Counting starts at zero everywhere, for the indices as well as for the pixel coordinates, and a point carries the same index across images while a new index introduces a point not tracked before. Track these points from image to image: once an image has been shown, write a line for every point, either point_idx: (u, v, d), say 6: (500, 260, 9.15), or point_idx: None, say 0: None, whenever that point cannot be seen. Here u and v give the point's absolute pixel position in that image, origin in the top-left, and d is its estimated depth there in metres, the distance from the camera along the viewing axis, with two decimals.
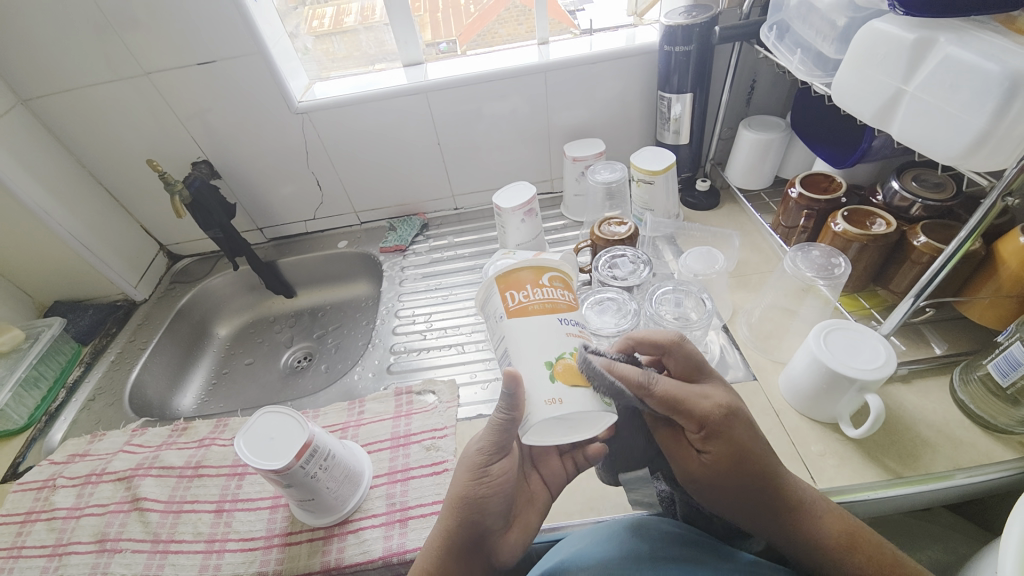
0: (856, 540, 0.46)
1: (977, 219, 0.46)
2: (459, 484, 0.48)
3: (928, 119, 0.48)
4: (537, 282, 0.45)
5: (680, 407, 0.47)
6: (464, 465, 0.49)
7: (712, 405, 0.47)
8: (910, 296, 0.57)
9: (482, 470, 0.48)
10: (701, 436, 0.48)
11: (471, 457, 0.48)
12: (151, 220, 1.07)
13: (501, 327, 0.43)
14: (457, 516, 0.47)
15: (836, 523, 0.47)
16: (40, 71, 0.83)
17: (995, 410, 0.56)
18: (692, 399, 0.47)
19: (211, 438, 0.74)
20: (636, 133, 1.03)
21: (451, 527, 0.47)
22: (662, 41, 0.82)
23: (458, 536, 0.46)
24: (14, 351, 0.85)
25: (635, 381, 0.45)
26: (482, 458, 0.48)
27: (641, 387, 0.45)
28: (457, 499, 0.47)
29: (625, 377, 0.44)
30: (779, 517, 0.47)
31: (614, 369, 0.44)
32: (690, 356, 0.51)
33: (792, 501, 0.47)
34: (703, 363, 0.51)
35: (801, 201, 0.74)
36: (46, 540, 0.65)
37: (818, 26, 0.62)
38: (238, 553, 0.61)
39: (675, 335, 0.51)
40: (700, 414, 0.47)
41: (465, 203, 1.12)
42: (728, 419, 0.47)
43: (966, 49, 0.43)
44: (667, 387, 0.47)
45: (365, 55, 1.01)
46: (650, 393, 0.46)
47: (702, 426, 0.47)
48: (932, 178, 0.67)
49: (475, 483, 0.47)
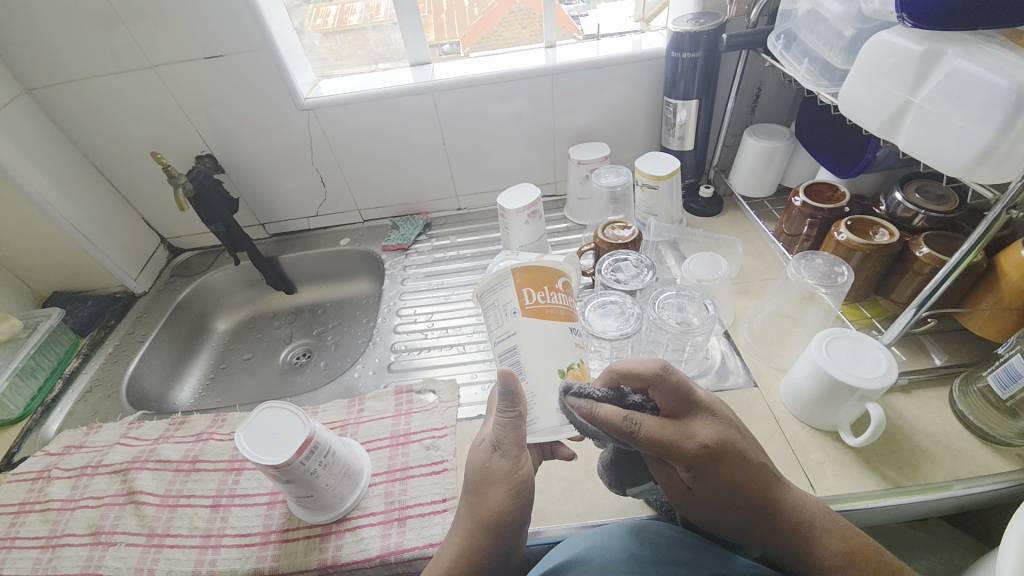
0: (854, 558, 0.45)
1: (981, 232, 0.47)
2: (493, 500, 0.46)
3: (934, 131, 0.48)
4: (552, 287, 0.52)
5: (666, 450, 0.45)
6: (494, 478, 0.47)
7: (698, 444, 0.45)
8: (912, 307, 0.57)
9: (513, 478, 0.46)
10: (691, 474, 0.46)
11: (499, 469, 0.47)
12: (153, 212, 1.06)
13: (513, 320, 0.50)
14: (493, 532, 0.46)
15: (833, 540, 0.46)
16: (46, 60, 0.83)
17: (994, 421, 0.56)
18: (678, 442, 0.45)
19: (209, 433, 0.73)
20: (640, 138, 1.04)
21: (488, 544, 0.46)
22: (670, 48, 0.83)
23: (495, 550, 0.46)
24: (12, 340, 0.85)
25: (618, 427, 0.43)
26: (509, 464, 0.47)
27: (625, 434, 0.44)
28: (488, 513, 0.46)
29: (607, 422, 0.43)
30: (773, 537, 0.47)
31: (596, 416, 0.43)
32: (677, 388, 0.47)
33: (788, 523, 0.47)
34: (689, 394, 0.48)
35: (804, 210, 0.75)
36: (39, 531, 0.64)
37: (825, 36, 0.62)
38: (235, 549, 0.60)
39: (658, 365, 0.47)
40: (688, 453, 0.45)
41: (469, 203, 1.12)
42: (716, 457, 0.45)
43: (974, 62, 0.44)
44: (653, 429, 0.44)
45: (370, 54, 1.01)
46: (633, 438, 0.44)
47: (691, 466, 0.45)
48: (935, 190, 0.67)
49: (511, 496, 0.46)
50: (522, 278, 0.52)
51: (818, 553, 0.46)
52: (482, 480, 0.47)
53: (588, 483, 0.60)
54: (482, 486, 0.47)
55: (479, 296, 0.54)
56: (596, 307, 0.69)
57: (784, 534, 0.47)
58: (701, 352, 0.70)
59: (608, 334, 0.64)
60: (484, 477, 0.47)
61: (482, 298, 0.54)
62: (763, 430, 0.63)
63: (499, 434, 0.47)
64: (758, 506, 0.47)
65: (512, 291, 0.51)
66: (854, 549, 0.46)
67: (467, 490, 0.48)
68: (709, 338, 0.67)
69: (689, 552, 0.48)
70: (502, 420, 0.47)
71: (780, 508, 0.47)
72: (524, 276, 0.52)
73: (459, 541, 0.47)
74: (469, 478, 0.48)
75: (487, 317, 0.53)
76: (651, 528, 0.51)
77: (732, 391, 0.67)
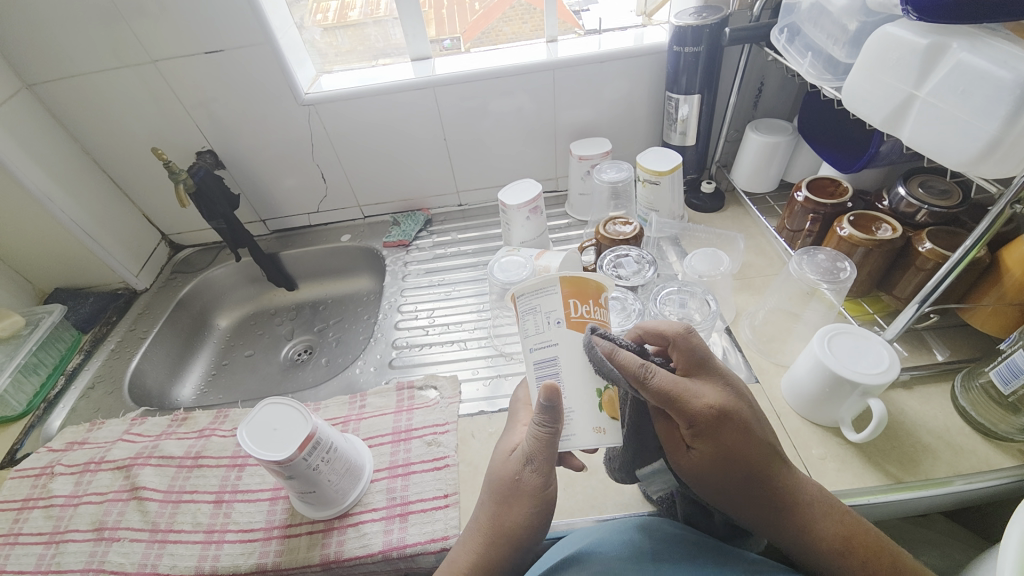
0: (852, 544, 0.45)
1: (984, 227, 0.46)
2: (519, 514, 0.46)
3: (939, 125, 0.48)
4: (597, 301, 0.46)
5: (673, 401, 0.45)
6: (521, 493, 0.46)
7: (703, 404, 0.45)
8: (915, 302, 0.57)
9: (540, 495, 0.46)
10: (691, 432, 0.46)
11: (528, 484, 0.46)
12: (154, 209, 1.06)
13: (555, 332, 0.44)
14: (516, 544, 0.46)
15: (832, 525, 0.46)
16: (45, 55, 0.83)
17: (996, 417, 0.56)
18: (686, 396, 0.45)
19: (211, 429, 0.74)
20: (642, 133, 1.03)
21: (508, 555, 0.47)
22: (672, 42, 0.82)
23: (513, 560, 0.47)
24: (14, 337, 0.85)
25: (633, 370, 0.43)
26: (540, 482, 0.46)
27: (638, 378, 0.44)
28: (513, 526, 0.46)
29: (623, 365, 0.43)
30: (770, 514, 0.47)
31: (614, 356, 0.43)
32: (694, 350, 0.48)
33: (786, 501, 0.47)
34: (707, 358, 0.48)
35: (807, 205, 0.74)
36: (43, 527, 0.64)
37: (829, 30, 0.62)
38: (237, 544, 0.60)
39: (681, 326, 0.49)
40: (692, 410, 0.45)
41: (470, 200, 1.12)
42: (719, 420, 0.45)
43: (979, 55, 0.44)
44: (665, 380, 0.44)
45: (370, 49, 1.01)
46: (645, 384, 0.44)
47: (693, 423, 0.45)
48: (939, 185, 0.67)
49: (538, 512, 0.47)
50: (569, 286, 0.45)
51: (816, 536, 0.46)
52: (510, 492, 0.47)
53: (589, 480, 0.61)
54: (509, 498, 0.47)
55: (516, 297, 0.46)
56: None
57: (782, 514, 0.47)
58: None
59: None
60: (512, 489, 0.47)
61: (519, 299, 0.46)
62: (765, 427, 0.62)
63: (533, 450, 0.45)
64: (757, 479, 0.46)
65: (556, 299, 0.45)
66: (853, 535, 0.46)
67: (490, 499, 0.48)
68: (710, 334, 0.67)
69: (690, 548, 0.48)
70: (535, 433, 0.44)
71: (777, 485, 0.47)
72: (571, 283, 0.45)
73: (478, 551, 0.47)
74: (494, 488, 0.48)
75: (523, 322, 0.46)
76: (651, 526, 0.51)
77: None
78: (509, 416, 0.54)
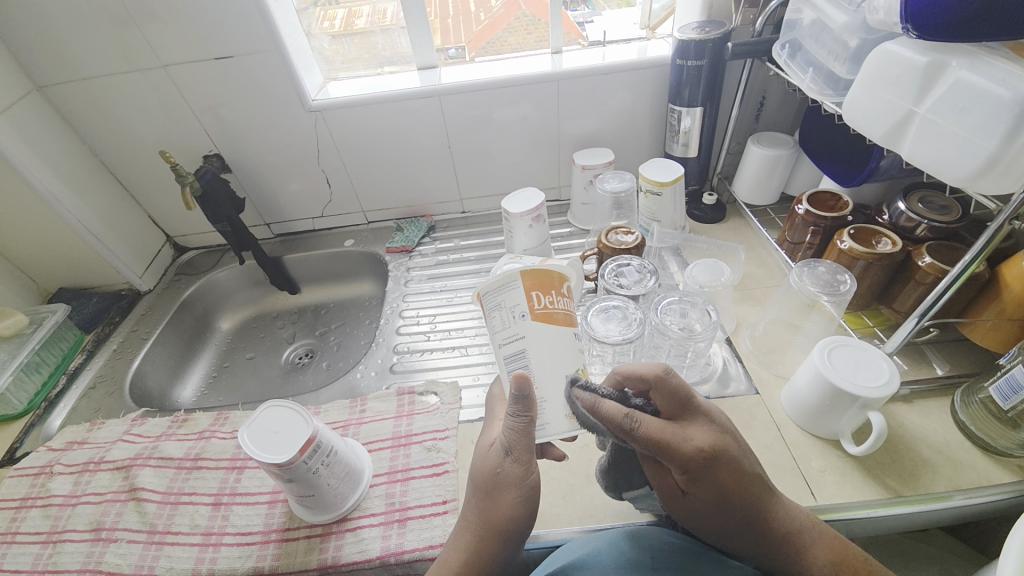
0: (843, 569, 0.45)
1: (983, 242, 0.47)
2: (504, 505, 0.46)
3: (938, 141, 0.49)
4: (560, 291, 0.49)
5: (662, 450, 0.45)
6: (505, 485, 0.47)
7: (694, 448, 0.45)
8: (914, 316, 0.57)
9: (523, 484, 0.47)
10: (685, 477, 0.46)
11: (510, 474, 0.47)
12: (160, 212, 1.07)
13: (522, 324, 0.47)
14: (504, 537, 0.46)
15: (823, 550, 0.46)
16: (58, 58, 0.84)
17: (996, 432, 0.56)
18: (675, 442, 0.45)
19: (211, 431, 0.74)
20: (644, 144, 1.04)
21: (498, 548, 0.46)
22: (675, 55, 0.84)
23: (502, 554, 0.47)
24: (17, 335, 0.85)
25: (618, 422, 0.44)
26: (520, 471, 0.47)
27: (625, 430, 0.45)
28: (498, 518, 0.46)
29: (608, 417, 0.44)
30: (765, 547, 0.47)
31: (598, 409, 0.45)
32: (676, 392, 0.48)
33: (778, 533, 0.47)
34: (690, 399, 0.48)
35: (807, 218, 0.75)
36: (41, 527, 0.64)
37: (830, 46, 0.63)
38: (235, 547, 0.60)
39: (660, 368, 0.49)
40: (682, 456, 0.45)
41: (473, 207, 1.13)
42: (711, 462, 0.45)
43: (978, 74, 0.44)
44: (651, 428, 0.45)
45: (377, 57, 1.02)
46: (631, 435, 0.45)
47: (686, 468, 0.45)
48: (938, 201, 0.67)
49: (523, 502, 0.47)
50: (530, 279, 0.48)
51: (807, 562, 0.46)
52: (493, 486, 0.47)
53: (588, 488, 0.60)
54: (493, 491, 0.47)
55: (481, 295, 0.49)
56: (598, 311, 0.69)
57: (774, 543, 0.47)
58: (703, 358, 0.70)
59: (610, 339, 0.65)
60: (495, 482, 0.47)
61: (485, 297, 0.48)
62: (765, 438, 0.63)
63: (511, 440, 0.46)
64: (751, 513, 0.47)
65: (520, 293, 0.47)
66: (844, 559, 0.46)
67: (475, 495, 0.48)
68: (711, 344, 0.67)
69: (688, 558, 0.48)
70: (512, 424, 0.46)
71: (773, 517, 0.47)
72: (534, 277, 0.48)
73: (466, 547, 0.47)
74: (477, 483, 0.48)
75: (490, 319, 0.48)
76: (650, 534, 0.50)
77: (733, 398, 0.67)
78: (487, 412, 0.54)
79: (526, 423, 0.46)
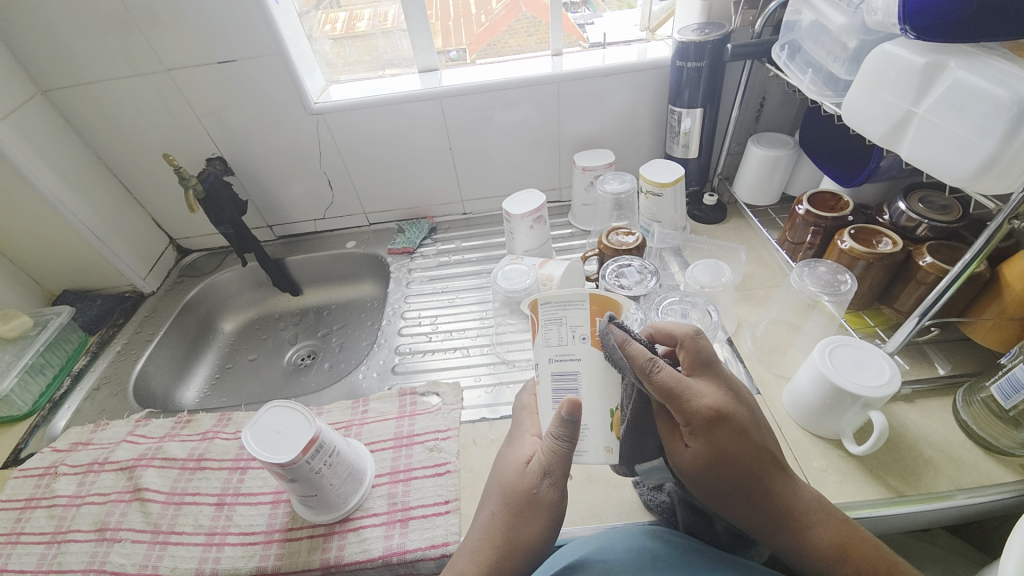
0: (846, 551, 0.45)
1: (983, 241, 0.47)
2: (534, 528, 0.47)
3: (938, 141, 0.49)
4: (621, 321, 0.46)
5: (672, 400, 0.45)
6: (536, 505, 0.47)
7: (703, 406, 0.45)
8: (915, 315, 0.57)
9: (555, 510, 0.47)
10: (689, 432, 0.46)
11: (543, 497, 0.47)
12: (163, 214, 1.08)
13: (582, 348, 0.44)
14: (527, 557, 0.47)
15: (827, 532, 0.46)
16: (62, 63, 0.85)
17: (998, 431, 0.56)
18: (687, 396, 0.45)
19: (214, 431, 0.74)
20: (645, 145, 1.04)
21: (520, 567, 0.47)
22: (675, 57, 0.84)
23: (522, 573, 0.47)
24: (21, 337, 0.86)
25: (640, 364, 0.43)
26: (555, 496, 0.47)
27: (644, 371, 0.44)
28: (526, 540, 0.47)
29: (633, 357, 0.43)
30: (767, 521, 0.47)
31: (626, 348, 0.43)
32: (702, 352, 0.49)
33: (782, 507, 0.47)
34: (712, 362, 0.49)
35: (808, 218, 0.75)
36: (45, 527, 0.65)
37: (829, 47, 0.63)
38: (238, 547, 0.60)
39: (691, 329, 0.50)
40: (691, 409, 0.45)
41: (474, 208, 1.13)
42: (716, 421, 0.45)
43: (976, 75, 0.45)
44: (670, 377, 0.45)
45: (378, 60, 1.03)
46: (649, 379, 0.44)
47: (690, 421, 0.45)
48: (938, 201, 0.67)
49: (551, 526, 0.47)
50: (597, 303, 0.44)
51: (810, 542, 0.46)
52: (525, 505, 0.47)
53: (589, 488, 0.61)
54: (524, 511, 0.47)
55: (538, 305, 0.44)
56: None
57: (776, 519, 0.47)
58: None
59: None
60: (527, 502, 0.47)
61: (542, 308, 0.44)
62: None
63: (551, 463, 0.46)
64: (752, 482, 0.46)
65: (584, 314, 0.44)
66: (849, 544, 0.46)
67: (504, 511, 0.48)
68: (711, 344, 0.68)
69: (690, 556, 0.48)
70: (551, 444, 0.45)
71: (777, 493, 0.47)
72: (600, 301, 0.44)
73: (487, 561, 0.47)
74: (509, 500, 0.48)
75: (545, 332, 0.44)
76: (649, 533, 0.51)
77: None
78: (517, 426, 0.54)
79: (567, 446, 0.45)
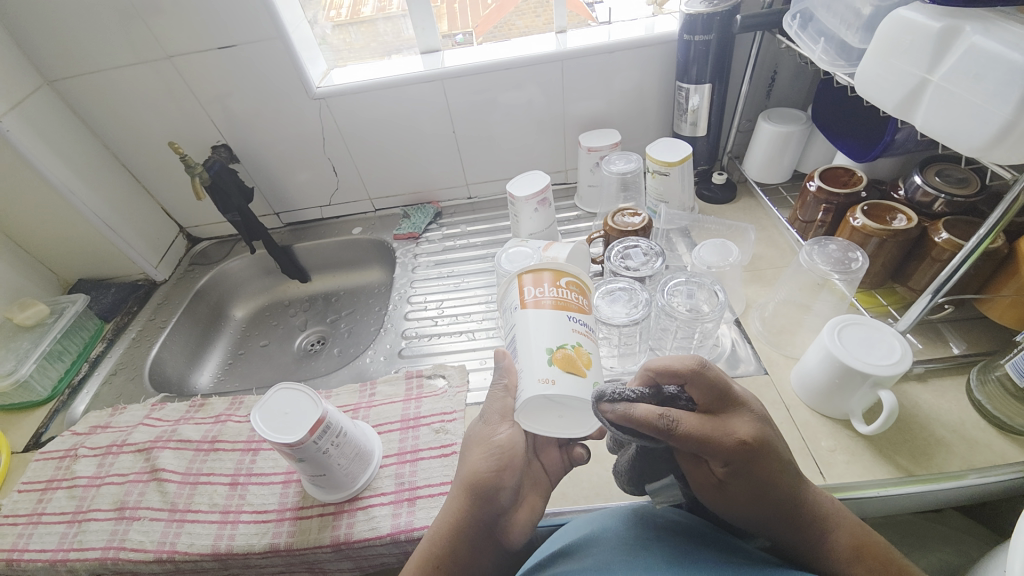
0: (862, 554, 0.45)
1: (998, 215, 0.45)
2: (477, 460, 0.51)
3: (953, 111, 0.47)
4: (555, 283, 0.52)
5: (702, 445, 0.43)
6: (477, 441, 0.52)
7: (737, 440, 0.44)
8: (928, 292, 0.56)
9: (491, 442, 0.51)
10: (726, 469, 0.44)
11: (481, 433, 0.52)
12: (171, 203, 1.09)
13: (513, 315, 0.51)
14: (476, 490, 0.49)
15: (845, 536, 0.46)
16: (67, 53, 0.85)
17: (1013, 410, 0.55)
18: (716, 437, 0.43)
19: (227, 414, 0.76)
20: (652, 124, 1.02)
21: (475, 503, 0.49)
22: (682, 30, 0.81)
23: (480, 510, 0.49)
24: (39, 325, 0.89)
25: (654, 425, 0.42)
26: (489, 428, 0.51)
27: (663, 431, 0.42)
28: (471, 478, 0.50)
29: (644, 420, 0.42)
30: (791, 530, 0.46)
31: (632, 417, 0.42)
32: (713, 384, 0.46)
33: (805, 517, 0.46)
34: (727, 390, 0.46)
35: (820, 194, 0.73)
36: (66, 507, 0.67)
37: (842, 15, 0.61)
38: (252, 525, 0.62)
39: (694, 360, 0.46)
40: (726, 449, 0.43)
41: (479, 192, 1.12)
42: (754, 455, 0.44)
43: (993, 38, 0.42)
44: (690, 425, 0.43)
45: (382, 44, 1.01)
46: (670, 436, 0.43)
47: (730, 460, 0.44)
48: (956, 173, 0.66)
49: (493, 456, 0.50)
50: (526, 278, 0.53)
51: (828, 547, 0.46)
52: (470, 444, 0.53)
53: (593, 469, 0.61)
54: (468, 450, 0.52)
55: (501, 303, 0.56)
56: (604, 294, 0.68)
57: (803, 529, 0.46)
58: (711, 340, 0.70)
59: (615, 321, 0.64)
60: (471, 441, 0.53)
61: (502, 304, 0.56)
62: (772, 418, 0.62)
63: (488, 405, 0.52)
64: (786, 503, 0.45)
65: (517, 290, 0.53)
66: (863, 544, 0.46)
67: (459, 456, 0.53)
68: (718, 325, 0.67)
69: (695, 539, 0.48)
70: (492, 391, 0.51)
71: (804, 503, 0.46)
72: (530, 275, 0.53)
73: (448, 505, 0.51)
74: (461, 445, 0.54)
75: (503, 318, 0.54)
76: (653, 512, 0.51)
77: (742, 379, 0.67)
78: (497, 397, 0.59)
79: (502, 393, 0.50)
